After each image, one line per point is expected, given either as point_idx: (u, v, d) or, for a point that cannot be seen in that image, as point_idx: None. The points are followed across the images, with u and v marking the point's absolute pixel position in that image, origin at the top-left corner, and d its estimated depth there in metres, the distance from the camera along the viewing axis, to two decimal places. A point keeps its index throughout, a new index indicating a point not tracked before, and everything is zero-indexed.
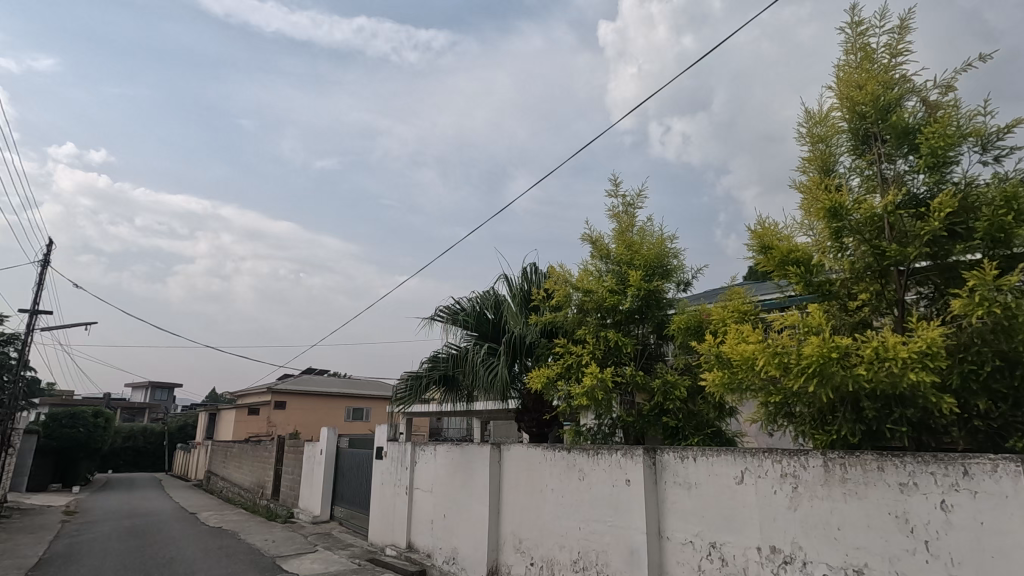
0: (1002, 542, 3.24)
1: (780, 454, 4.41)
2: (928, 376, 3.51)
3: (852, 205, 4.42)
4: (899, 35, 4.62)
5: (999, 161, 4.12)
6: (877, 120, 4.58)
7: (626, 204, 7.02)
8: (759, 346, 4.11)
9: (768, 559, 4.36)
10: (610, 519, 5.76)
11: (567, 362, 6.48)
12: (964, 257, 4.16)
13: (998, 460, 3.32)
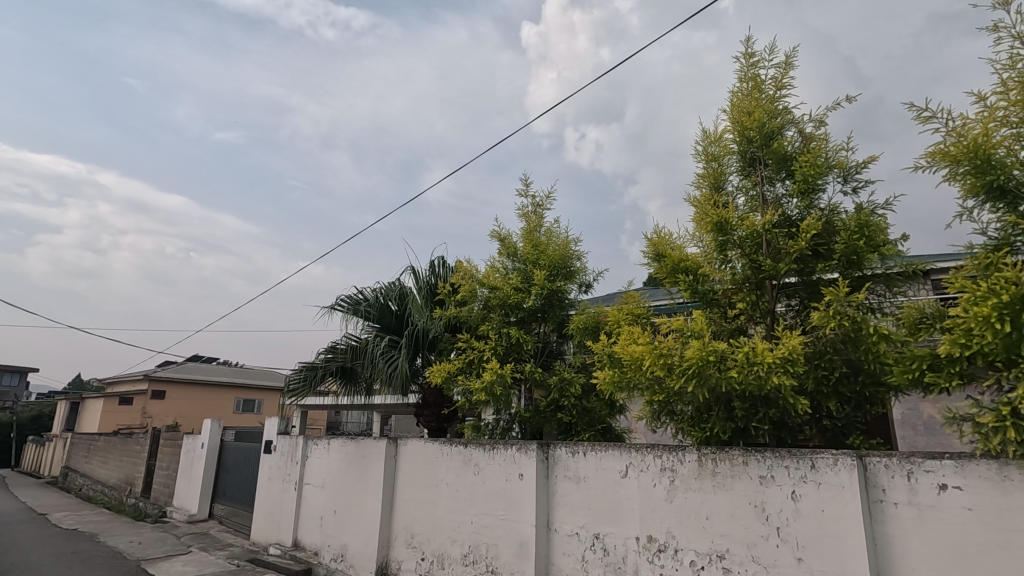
0: (838, 526, 3.69)
1: (661, 449, 4.71)
2: (788, 379, 3.91)
3: (736, 221, 4.81)
4: (784, 70, 5.10)
5: (857, 192, 4.67)
6: (762, 145, 5.03)
7: (535, 204, 7.16)
8: (648, 347, 4.35)
9: (645, 548, 4.64)
10: (502, 513, 5.85)
11: (469, 357, 6.51)
12: (825, 274, 4.67)
13: (838, 454, 3.79)
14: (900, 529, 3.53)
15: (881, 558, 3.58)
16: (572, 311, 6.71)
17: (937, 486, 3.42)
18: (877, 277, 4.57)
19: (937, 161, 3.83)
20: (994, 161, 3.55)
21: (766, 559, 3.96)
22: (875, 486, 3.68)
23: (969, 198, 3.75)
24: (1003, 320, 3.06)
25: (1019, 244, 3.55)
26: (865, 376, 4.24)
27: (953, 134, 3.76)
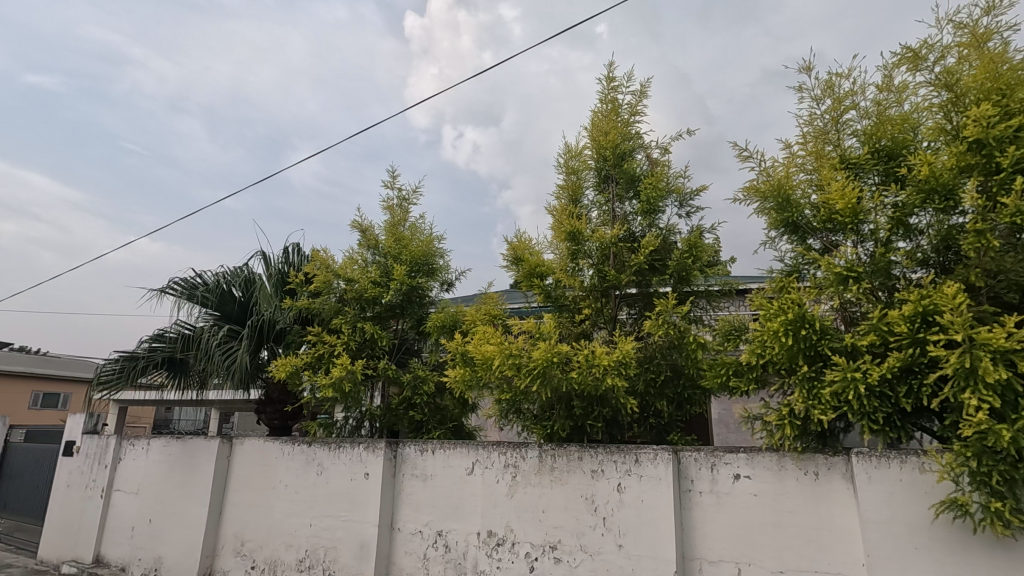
0: (654, 514, 4.10)
1: (505, 446, 4.87)
2: (620, 380, 4.27)
3: (587, 233, 5.20)
4: (638, 98, 5.57)
5: (690, 216, 5.25)
6: (614, 165, 5.45)
7: (401, 198, 7.01)
8: (498, 347, 4.49)
9: (485, 543, 4.76)
10: (344, 514, 5.63)
11: (318, 352, 6.19)
12: (660, 287, 5.21)
13: (658, 449, 4.21)
14: (703, 514, 4.03)
15: (686, 540, 4.05)
16: (431, 308, 6.67)
17: (733, 476, 3.97)
18: (700, 292, 5.18)
19: (751, 196, 4.43)
20: (791, 200, 4.22)
21: (592, 547, 4.28)
22: (685, 477, 4.15)
23: (773, 229, 4.40)
24: (787, 335, 3.63)
25: (804, 272, 4.24)
26: (685, 378, 4.77)
27: (763, 174, 4.38)
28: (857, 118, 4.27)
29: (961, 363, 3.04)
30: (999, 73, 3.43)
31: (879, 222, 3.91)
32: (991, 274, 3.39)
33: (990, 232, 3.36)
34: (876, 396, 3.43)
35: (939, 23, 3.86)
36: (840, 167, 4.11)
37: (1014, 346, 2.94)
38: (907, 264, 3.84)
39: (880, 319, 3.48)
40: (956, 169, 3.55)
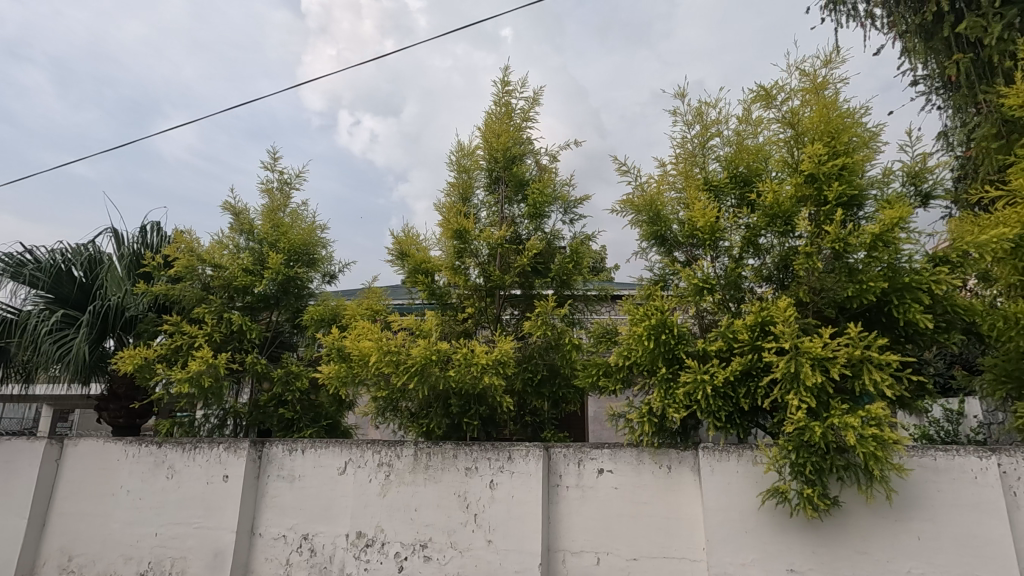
0: (523, 509, 4.23)
1: (380, 445, 4.76)
2: (497, 379, 4.36)
3: (474, 232, 5.23)
4: (531, 104, 5.71)
5: (573, 223, 5.48)
6: (504, 167, 5.54)
7: (282, 181, 6.58)
8: (375, 344, 4.38)
9: (353, 544, 4.61)
10: (197, 521, 5.15)
11: (176, 343, 5.63)
12: (543, 289, 5.40)
13: (530, 446, 4.35)
14: (568, 507, 4.23)
15: (551, 533, 4.22)
16: (309, 301, 6.31)
17: (597, 470, 4.21)
18: (579, 296, 5.43)
19: (626, 208, 4.73)
20: (660, 215, 4.58)
21: (462, 544, 4.32)
22: (554, 472, 4.32)
23: (645, 241, 4.72)
24: (650, 338, 3.94)
25: (669, 281, 4.61)
26: (560, 378, 4.97)
27: (638, 188, 4.69)
28: (721, 145, 4.71)
29: (788, 368, 3.49)
30: (830, 118, 3.97)
31: (733, 240, 4.36)
32: (816, 291, 3.91)
33: (816, 255, 3.89)
34: (720, 396, 3.82)
35: (788, 68, 4.38)
36: (704, 188, 4.53)
37: (828, 354, 3.44)
38: (753, 278, 4.31)
39: (728, 327, 3.88)
40: (795, 198, 4.06)
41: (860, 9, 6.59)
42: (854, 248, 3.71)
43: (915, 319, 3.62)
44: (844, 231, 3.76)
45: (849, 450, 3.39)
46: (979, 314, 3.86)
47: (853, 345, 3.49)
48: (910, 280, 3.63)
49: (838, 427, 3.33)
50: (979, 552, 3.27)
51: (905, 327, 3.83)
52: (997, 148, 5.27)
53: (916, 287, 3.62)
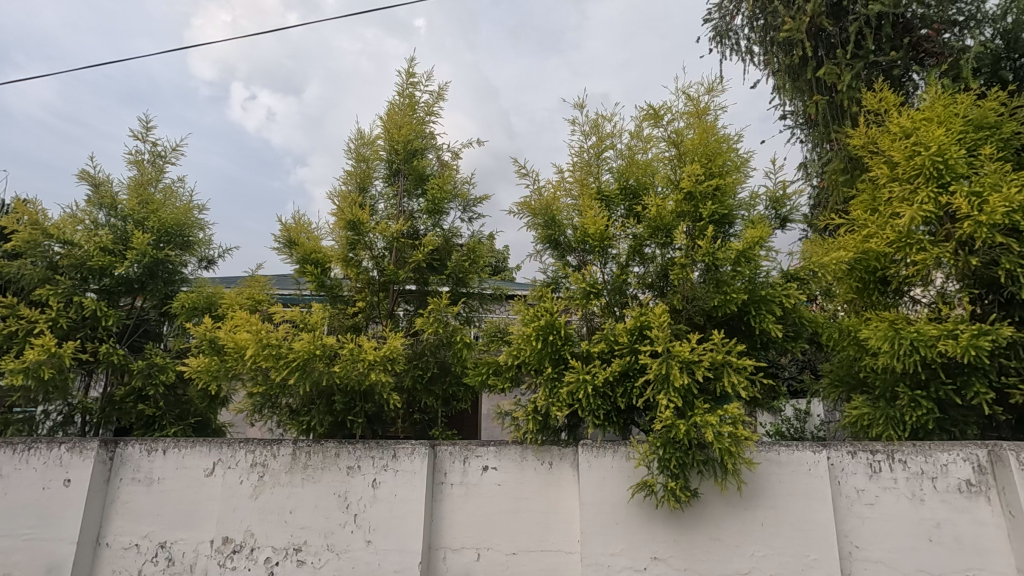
0: (405, 508, 4.17)
1: (254, 444, 4.46)
2: (385, 376, 4.26)
3: (370, 223, 5.07)
4: (435, 99, 5.65)
5: (471, 221, 5.50)
6: (404, 160, 5.43)
7: (155, 154, 5.96)
8: (253, 336, 4.11)
9: (218, 552, 4.29)
10: (28, 531, 4.47)
11: (9, 329, 4.89)
12: (438, 286, 5.36)
13: (416, 444, 4.30)
14: (452, 505, 4.24)
15: (433, 531, 4.21)
16: (181, 287, 5.75)
17: (482, 467, 4.27)
18: (473, 295, 5.45)
19: (523, 211, 4.84)
20: (555, 219, 4.73)
21: (339, 546, 4.17)
22: (439, 470, 4.31)
23: (539, 243, 4.86)
24: (538, 339, 4.09)
25: (560, 284, 4.77)
26: (451, 376, 4.96)
27: (535, 192, 4.82)
28: (614, 157, 4.95)
29: (659, 370, 3.77)
30: (709, 143, 4.34)
31: (621, 248, 4.62)
32: (688, 300, 4.24)
33: (690, 267, 4.21)
34: (600, 396, 4.04)
35: (676, 92, 4.71)
36: (596, 197, 4.74)
37: (694, 358, 3.75)
38: (637, 286, 4.58)
39: (610, 331, 4.10)
40: (675, 212, 4.37)
41: (742, 45, 7.25)
42: (722, 262, 4.07)
43: (768, 328, 4.04)
44: (714, 246, 4.12)
45: (708, 446, 3.72)
46: (820, 326, 4.40)
47: (716, 351, 3.84)
48: (766, 293, 4.06)
49: (699, 425, 3.63)
50: (809, 534, 3.73)
51: (761, 336, 4.27)
52: (843, 181, 6.05)
53: (770, 300, 4.06)
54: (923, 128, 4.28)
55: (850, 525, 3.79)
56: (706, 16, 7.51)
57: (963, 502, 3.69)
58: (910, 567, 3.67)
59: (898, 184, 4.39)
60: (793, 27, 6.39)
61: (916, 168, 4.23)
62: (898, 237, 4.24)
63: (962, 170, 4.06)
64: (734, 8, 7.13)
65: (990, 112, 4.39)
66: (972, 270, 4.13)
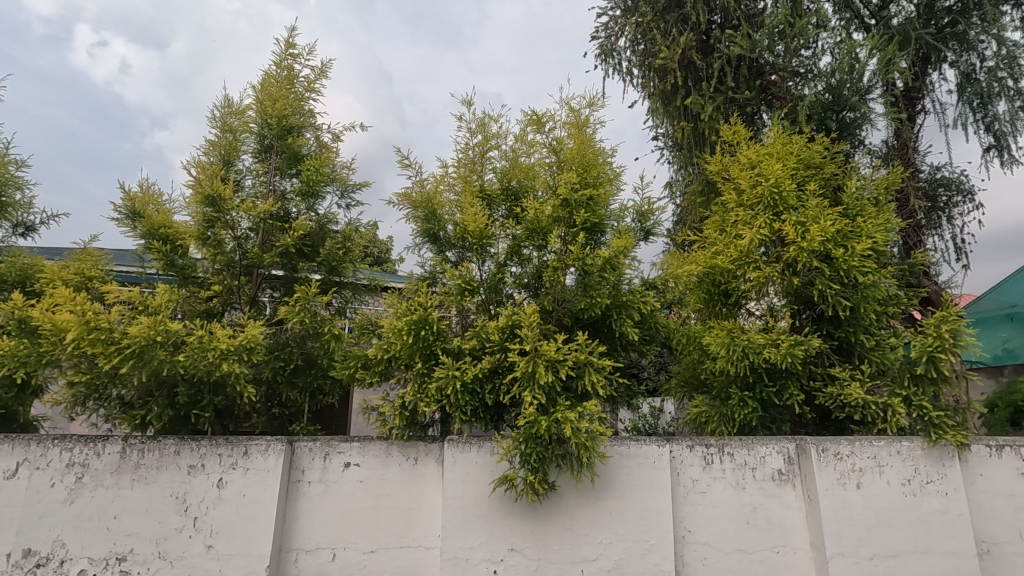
0: (254, 509, 3.88)
1: (72, 441, 3.87)
2: (239, 367, 3.93)
3: (233, 201, 4.65)
4: (317, 75, 5.32)
5: (349, 208, 5.26)
6: (278, 136, 5.05)
7: None
8: (77, 317, 3.58)
9: (16, 566, 3.68)
10: None
11: None
12: (308, 273, 5.06)
13: (271, 441, 4.02)
14: (308, 504, 4.03)
15: (285, 532, 3.98)
16: None
17: (343, 464, 4.11)
18: (347, 285, 5.22)
19: (404, 202, 4.75)
20: (436, 213, 4.71)
21: (173, 553, 3.78)
22: (296, 467, 4.08)
23: (419, 236, 4.81)
24: (410, 333, 4.06)
25: (437, 280, 4.75)
26: (316, 369, 4.69)
27: (417, 184, 4.75)
28: (498, 157, 5.02)
29: (526, 368, 3.91)
30: (586, 154, 4.58)
31: (500, 248, 4.71)
32: (558, 302, 4.44)
33: (561, 270, 4.42)
34: (468, 392, 4.09)
35: (560, 101, 4.90)
36: (478, 195, 4.79)
37: (559, 357, 3.93)
38: (512, 285, 4.69)
39: (482, 328, 4.17)
40: (552, 217, 4.56)
41: (624, 65, 7.73)
42: (590, 267, 4.30)
43: (627, 331, 4.36)
44: (584, 252, 4.35)
45: (566, 441, 3.92)
46: (673, 331, 4.83)
47: (580, 351, 4.06)
48: (627, 299, 4.37)
49: (560, 420, 3.81)
50: (650, 521, 4.08)
51: (621, 338, 4.58)
52: (702, 202, 6.69)
53: (630, 305, 4.38)
54: (765, 162, 4.87)
55: (684, 512, 4.22)
56: (593, 33, 7.90)
57: (774, 488, 4.26)
58: (729, 547, 4.17)
59: (742, 209, 4.96)
60: (668, 55, 6.94)
61: (758, 198, 4.83)
62: (739, 256, 4.79)
63: (792, 202, 4.69)
64: (619, 30, 7.59)
65: (816, 153, 5.10)
66: (795, 289, 4.74)
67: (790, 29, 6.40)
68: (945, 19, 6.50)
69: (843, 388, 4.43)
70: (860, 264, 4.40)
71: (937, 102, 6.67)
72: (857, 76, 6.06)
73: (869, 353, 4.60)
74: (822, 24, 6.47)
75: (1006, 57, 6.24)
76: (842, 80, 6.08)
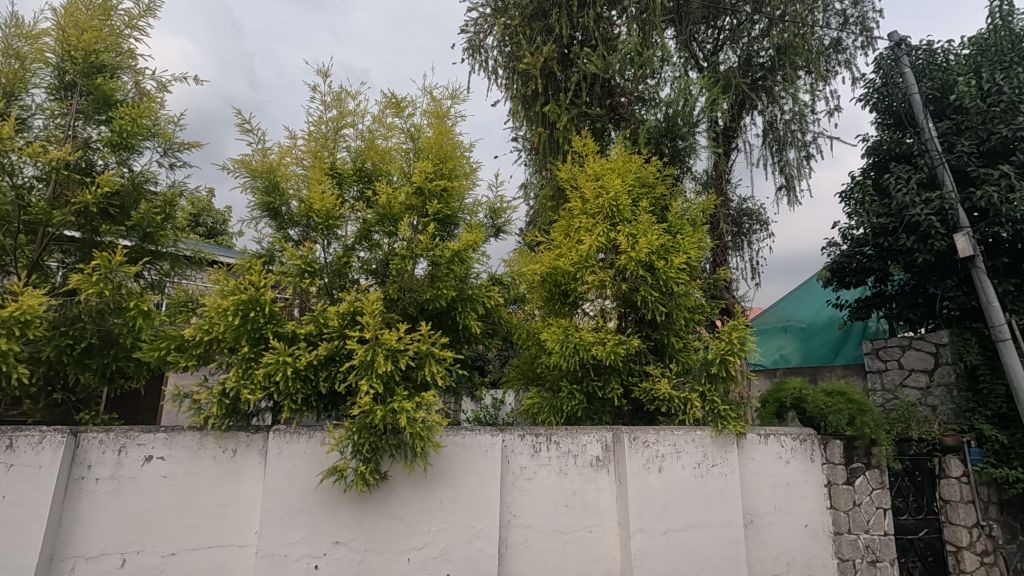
0: (16, 513, 3.25)
1: None
2: (7, 343, 3.27)
3: (14, 142, 3.85)
4: (141, 11, 4.61)
5: (172, 168, 4.62)
6: (83, 73, 4.27)
7: None
8: None
9: None
10: None
11: None
12: (114, 239, 4.36)
13: (47, 432, 3.40)
14: (93, 504, 3.49)
15: (60, 537, 3.41)
16: None
17: (143, 458, 3.62)
18: (165, 256, 4.60)
19: (240, 169, 4.34)
20: (278, 186, 4.37)
21: None
22: (80, 463, 3.51)
23: (256, 209, 4.42)
24: (236, 315, 3.74)
25: (275, 258, 4.42)
26: (117, 349, 4.08)
27: (258, 152, 4.37)
28: (352, 136, 4.79)
29: (365, 356, 3.81)
30: (443, 145, 4.59)
31: (348, 231, 4.52)
32: (404, 291, 4.39)
33: (410, 260, 4.41)
34: (300, 379, 3.87)
35: (422, 89, 4.86)
36: (327, 173, 4.53)
37: (400, 347, 3.90)
38: (358, 270, 4.53)
39: (321, 313, 3.97)
40: (405, 204, 4.48)
41: (490, 64, 7.86)
42: (439, 259, 4.33)
43: (470, 324, 4.46)
44: (433, 243, 4.38)
45: (402, 431, 3.90)
46: (514, 327, 5.05)
47: (423, 341, 4.05)
48: (473, 293, 4.47)
49: (396, 411, 3.78)
50: (479, 508, 4.22)
51: (463, 331, 4.67)
52: (552, 207, 7.08)
53: (476, 299, 4.48)
54: (607, 176, 5.32)
55: (511, 498, 4.45)
56: (463, 26, 7.91)
57: (592, 473, 4.68)
58: (549, 528, 4.49)
59: (585, 217, 5.36)
60: (531, 62, 7.21)
61: (599, 208, 5.25)
62: (579, 260, 5.18)
63: (627, 215, 5.19)
64: (488, 28, 7.71)
65: (650, 174, 5.67)
66: (623, 294, 5.24)
67: (638, 58, 7.02)
68: (759, 73, 7.69)
69: (654, 384, 5.03)
70: (676, 276, 5.01)
71: (747, 143, 7.80)
72: (689, 110, 6.85)
73: (677, 354, 5.26)
74: (665, 59, 7.19)
75: (798, 114, 7.50)
76: (676, 111, 6.84)
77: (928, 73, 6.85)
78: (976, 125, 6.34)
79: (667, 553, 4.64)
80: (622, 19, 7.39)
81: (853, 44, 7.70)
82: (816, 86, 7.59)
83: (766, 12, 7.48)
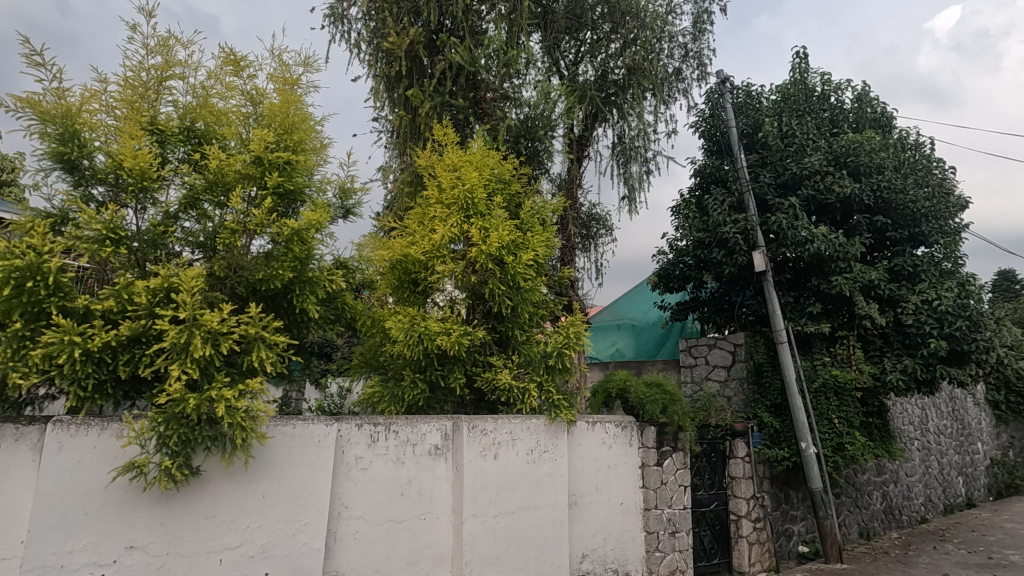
0: None
1: None
2: None
3: None
4: None
5: None
6: None
7: None
8: None
9: None
10: None
11: None
12: None
13: None
14: None
15: None
16: None
17: None
18: None
19: (25, 108, 3.60)
20: (77, 135, 3.71)
21: None
22: None
23: (45, 160, 3.71)
24: (6, 284, 3.12)
25: (70, 220, 3.76)
26: None
27: (52, 92, 3.67)
28: (180, 90, 4.23)
29: (179, 339, 3.42)
30: (289, 114, 4.26)
31: (169, 197, 3.99)
32: (234, 269, 4.03)
33: (242, 235, 4.05)
34: (92, 362, 3.35)
35: (270, 51, 4.47)
36: (145, 128, 3.95)
37: (222, 329, 3.54)
38: (179, 242, 4.03)
39: (125, 287, 3.47)
40: (241, 174, 4.07)
41: (352, 36, 7.46)
42: (277, 236, 4.04)
43: (308, 308, 4.21)
44: (272, 218, 4.06)
45: (219, 422, 3.56)
46: (358, 313, 4.89)
47: (251, 324, 3.74)
48: (313, 275, 4.22)
49: (213, 399, 3.45)
50: (305, 501, 4.01)
51: (300, 315, 4.38)
52: (409, 193, 6.98)
53: (315, 282, 4.24)
54: (464, 168, 5.37)
55: (343, 489, 4.30)
56: None
57: (428, 462, 4.69)
58: (381, 518, 4.42)
59: (441, 206, 5.33)
60: (396, 42, 7.00)
61: (454, 199, 5.29)
62: (431, 249, 5.15)
63: (481, 209, 5.28)
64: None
65: (507, 171, 5.78)
66: (471, 286, 5.33)
67: (503, 56, 7.17)
68: (612, 89, 8.22)
69: (495, 374, 5.22)
70: (523, 271, 5.24)
71: (597, 152, 8.37)
72: (547, 114, 7.15)
73: (519, 346, 5.48)
74: (529, 61, 7.42)
75: (642, 132, 8.23)
76: (536, 114, 7.12)
77: (744, 111, 7.95)
78: (775, 160, 7.53)
79: (496, 536, 4.84)
80: (490, 15, 7.45)
81: (690, 76, 8.66)
82: (658, 108, 8.37)
83: (621, 33, 8.08)
